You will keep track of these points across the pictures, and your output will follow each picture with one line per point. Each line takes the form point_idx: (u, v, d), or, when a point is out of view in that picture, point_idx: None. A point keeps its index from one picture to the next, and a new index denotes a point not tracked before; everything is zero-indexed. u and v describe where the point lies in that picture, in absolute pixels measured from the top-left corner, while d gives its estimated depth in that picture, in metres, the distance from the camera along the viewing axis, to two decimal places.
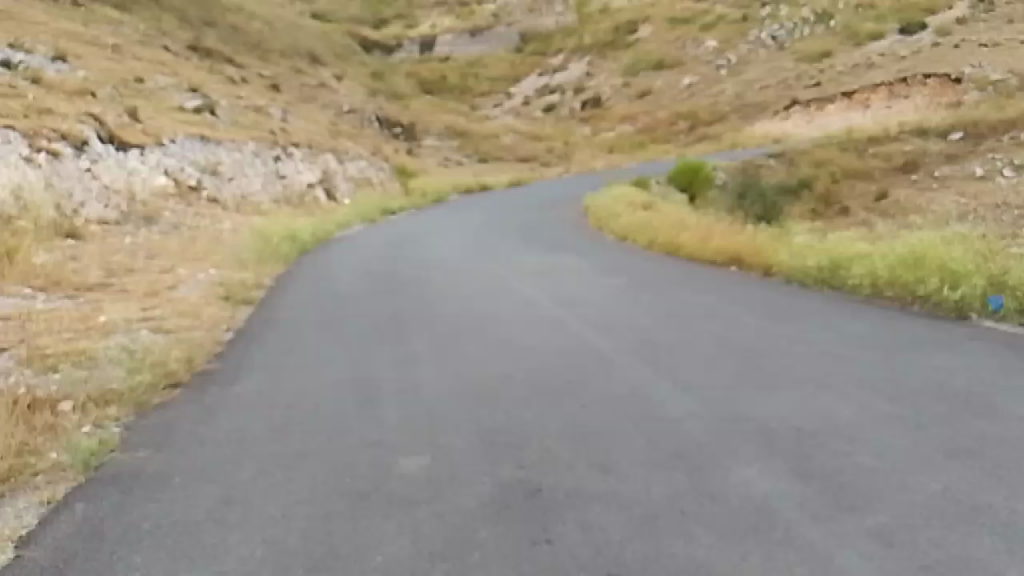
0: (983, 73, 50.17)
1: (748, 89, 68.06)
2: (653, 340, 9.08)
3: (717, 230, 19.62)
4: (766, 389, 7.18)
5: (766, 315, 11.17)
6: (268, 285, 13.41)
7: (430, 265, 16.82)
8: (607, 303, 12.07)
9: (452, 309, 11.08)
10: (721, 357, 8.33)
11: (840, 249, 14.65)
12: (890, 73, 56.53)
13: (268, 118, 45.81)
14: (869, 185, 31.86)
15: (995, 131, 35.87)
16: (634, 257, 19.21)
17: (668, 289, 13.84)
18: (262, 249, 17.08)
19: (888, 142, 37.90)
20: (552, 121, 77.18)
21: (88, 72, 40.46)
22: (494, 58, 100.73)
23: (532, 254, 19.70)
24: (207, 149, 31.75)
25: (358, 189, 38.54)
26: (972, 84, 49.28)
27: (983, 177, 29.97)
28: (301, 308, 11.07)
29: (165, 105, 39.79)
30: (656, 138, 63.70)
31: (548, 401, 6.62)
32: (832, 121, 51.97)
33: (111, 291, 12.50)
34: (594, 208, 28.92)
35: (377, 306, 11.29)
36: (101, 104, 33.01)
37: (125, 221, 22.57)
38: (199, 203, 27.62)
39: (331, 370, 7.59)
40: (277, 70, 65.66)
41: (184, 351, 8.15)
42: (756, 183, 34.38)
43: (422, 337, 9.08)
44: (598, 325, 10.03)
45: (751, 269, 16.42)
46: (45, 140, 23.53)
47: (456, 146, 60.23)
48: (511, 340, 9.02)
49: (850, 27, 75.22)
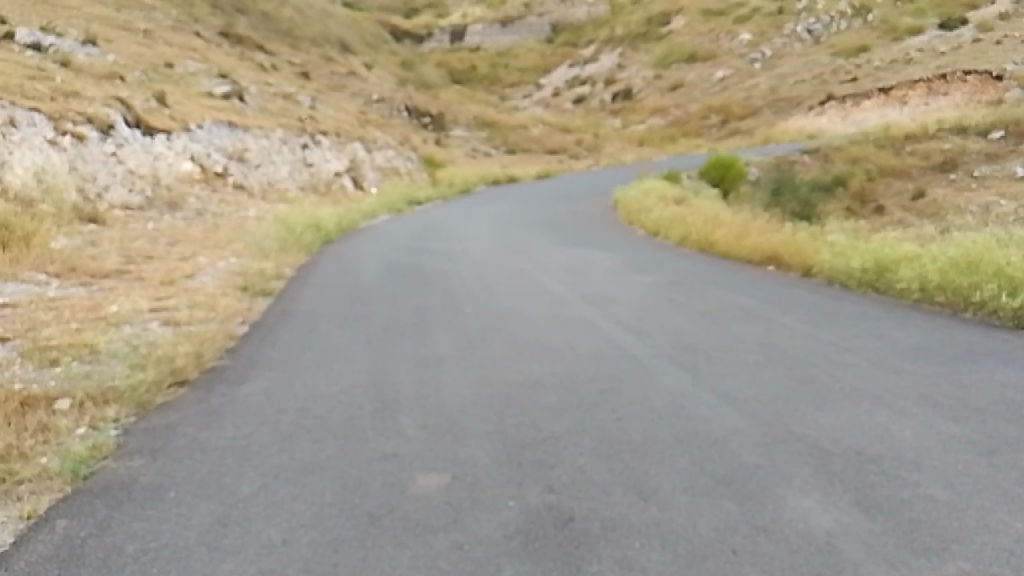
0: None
1: (783, 83, 66.82)
2: (691, 346, 8.55)
3: (754, 227, 18.96)
4: (817, 404, 6.61)
5: (809, 319, 10.58)
6: (288, 276, 12.97)
7: (456, 259, 16.35)
8: (640, 303, 11.53)
9: (478, 306, 10.61)
10: (765, 367, 7.77)
11: (886, 250, 14.00)
12: (929, 69, 55.13)
13: (296, 106, 45.61)
14: (906, 184, 30.96)
15: None
16: (667, 254, 18.61)
17: (704, 289, 13.25)
18: (284, 238, 16.69)
19: (925, 140, 36.83)
20: (582, 112, 76.36)
21: (118, 56, 40.40)
22: (524, 49, 99.96)
23: (561, 249, 19.17)
24: (234, 135, 31.52)
25: (386, 179, 38.17)
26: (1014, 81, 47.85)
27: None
28: (320, 302, 10.63)
29: (194, 91, 39.64)
30: (688, 131, 62.76)
31: (579, 413, 6.11)
32: (868, 118, 50.81)
33: (126, 279, 12.16)
34: (624, 202, 28.31)
35: (401, 300, 10.84)
36: (130, 88, 32.87)
37: (149, 207, 22.34)
38: (224, 188, 27.38)
39: (348, 371, 7.13)
40: (307, 58, 65.52)
41: (193, 347, 7.71)
42: (790, 179, 33.54)
43: (445, 337, 8.59)
44: (631, 328, 9.50)
45: (791, 268, 15.78)
46: (70, 123, 23.32)
47: (485, 137, 59.73)
48: (540, 342, 8.52)
49: (888, 21, 73.59)
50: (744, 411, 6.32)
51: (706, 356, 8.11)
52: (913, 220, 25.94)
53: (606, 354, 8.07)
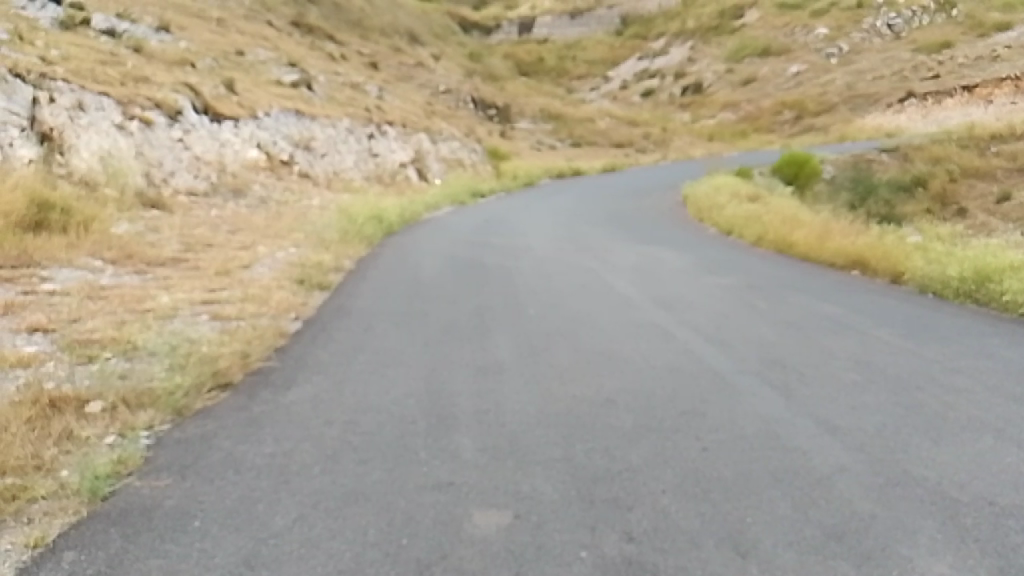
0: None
1: (860, 80, 64.49)
2: (779, 362, 7.75)
3: (837, 229, 17.87)
4: (930, 437, 5.76)
5: (905, 333, 9.65)
6: (346, 268, 12.51)
7: (520, 255, 15.72)
8: (717, 308, 10.73)
9: (543, 307, 9.96)
10: (866, 389, 6.94)
11: (988, 257, 12.90)
12: (1017, 68, 52.51)
13: (363, 96, 45.50)
14: (991, 187, 29.33)
15: None
16: (742, 254, 17.67)
17: (786, 295, 12.37)
18: (345, 228, 16.28)
19: (1013, 140, 34.89)
20: (650, 106, 74.96)
21: (190, 43, 40.83)
22: (593, 41, 98.66)
23: (630, 246, 18.38)
24: (301, 124, 31.42)
25: (450, 171, 37.76)
26: None
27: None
28: (377, 298, 10.12)
29: (263, 79, 39.81)
30: (759, 127, 60.98)
31: (658, 439, 5.41)
32: (951, 116, 48.50)
33: (182, 268, 11.83)
34: (694, 197, 27.35)
35: (461, 299, 10.23)
36: (201, 75, 33.02)
37: (213, 193, 22.25)
38: (289, 177, 27.26)
39: (402, 377, 6.56)
40: (376, 48, 65.59)
41: (240, 345, 7.23)
42: (867, 178, 32.10)
43: (508, 341, 7.96)
44: (711, 337, 8.71)
45: (877, 274, 14.74)
46: (139, 108, 23.36)
47: (550, 130, 58.95)
48: (611, 351, 7.83)
49: (974, 17, 70.51)
50: (848, 444, 5.52)
51: (797, 374, 7.31)
52: (998, 225, 24.49)
53: (685, 367, 7.34)
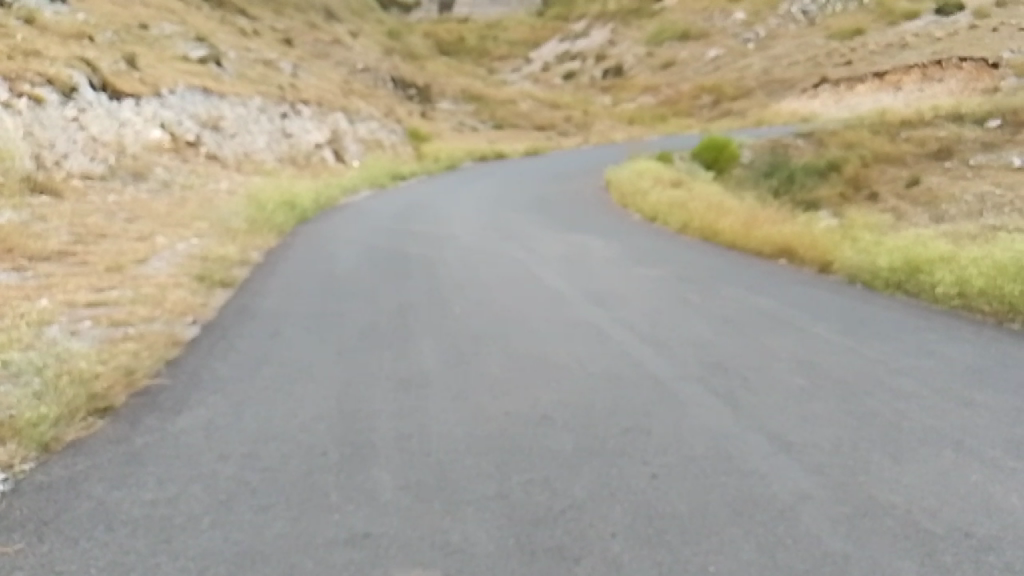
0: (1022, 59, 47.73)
1: (776, 65, 65.53)
2: (720, 366, 7.28)
3: (762, 217, 17.73)
4: (890, 453, 5.35)
5: (841, 329, 9.36)
6: (254, 262, 11.60)
7: (443, 244, 15.00)
8: (651, 303, 10.24)
9: (468, 305, 9.29)
10: (814, 397, 6.53)
11: (917, 248, 12.83)
12: (923, 55, 54.01)
13: (277, 73, 43.74)
14: (900, 171, 29.92)
15: None
16: (669, 242, 17.32)
17: (718, 287, 12.00)
18: (254, 215, 15.26)
19: (921, 126, 35.74)
20: (571, 88, 74.68)
21: (89, 14, 38.40)
22: (514, 22, 97.66)
23: (557, 234, 17.86)
24: (210, 103, 29.83)
25: (369, 152, 36.59)
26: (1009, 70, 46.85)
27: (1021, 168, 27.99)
28: (288, 296, 9.31)
29: (169, 54, 37.74)
30: (678, 111, 61.37)
31: (600, 464, 4.83)
32: (861, 102, 49.64)
33: (68, 264, 10.74)
34: (617, 182, 27.06)
35: (380, 297, 9.47)
36: (100, 49, 31.02)
37: (112, 176, 20.79)
38: (196, 159, 25.81)
39: (313, 394, 5.84)
40: (292, 25, 63.34)
41: (124, 360, 6.38)
42: (784, 163, 32.40)
43: (431, 347, 7.30)
44: (648, 337, 8.20)
45: (805, 263, 14.59)
46: (27, 85, 21.63)
47: (472, 111, 58.04)
48: (544, 356, 7.22)
49: (883, 5, 72.36)
50: (805, 464, 5.05)
51: (740, 380, 6.85)
52: (908, 210, 24.97)
53: (623, 373, 6.80)
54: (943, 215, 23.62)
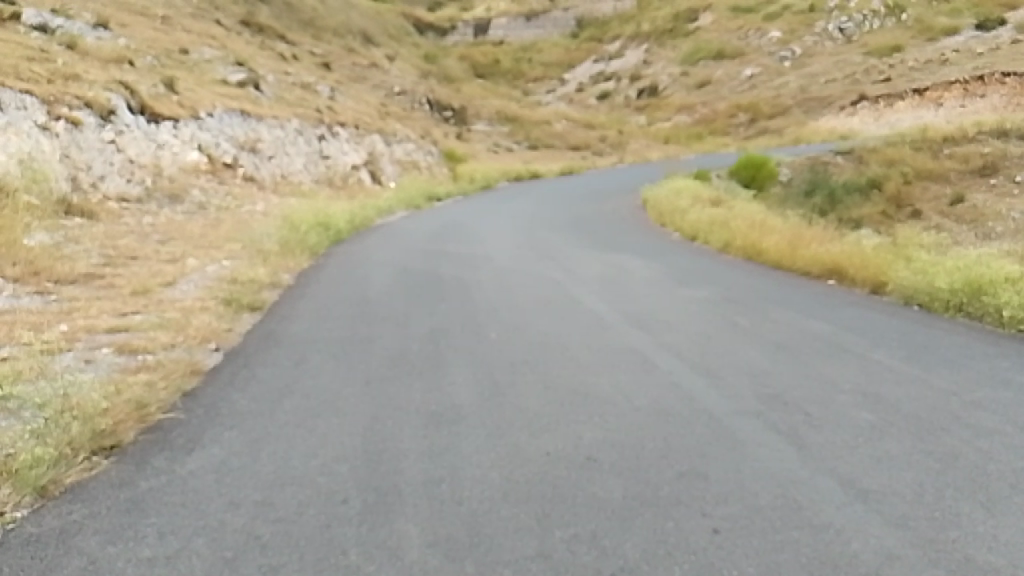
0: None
1: (814, 82, 64.61)
2: (778, 399, 6.70)
3: (808, 235, 17.07)
4: (982, 503, 4.74)
5: (904, 355, 8.73)
6: (284, 285, 11.23)
7: (478, 265, 14.57)
8: (697, 327, 9.67)
9: (505, 330, 8.81)
10: (885, 434, 5.93)
11: (979, 267, 12.10)
12: (965, 70, 52.85)
13: (314, 96, 43.91)
14: (944, 189, 29.04)
15: None
16: (712, 262, 16.71)
17: (767, 310, 11.37)
18: (286, 236, 14.95)
19: (965, 142, 34.75)
20: (606, 108, 74.30)
21: (130, 40, 38.84)
22: (549, 43, 97.74)
23: (595, 254, 17.32)
24: (247, 125, 29.85)
25: (405, 173, 36.46)
26: None
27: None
28: (316, 320, 8.88)
29: (207, 78, 38.02)
30: (714, 130, 60.66)
31: (653, 515, 4.29)
32: (902, 119, 48.66)
33: (94, 287, 10.46)
34: (654, 201, 26.51)
35: (412, 321, 9.02)
36: (139, 73, 31.23)
37: (147, 199, 20.74)
38: (232, 181, 25.76)
39: (338, 430, 5.36)
40: (329, 48, 63.83)
41: (136, 392, 5.96)
42: (825, 180, 31.62)
43: (466, 376, 6.81)
44: (698, 366, 7.63)
45: (856, 284, 13.91)
46: (66, 108, 21.62)
47: (507, 132, 57.89)
48: (586, 386, 6.71)
49: (923, 21, 71.17)
50: (886, 517, 4.46)
51: (801, 416, 6.27)
52: (951, 227, 24.38)
53: (673, 407, 6.26)
54: (990, 233, 22.80)
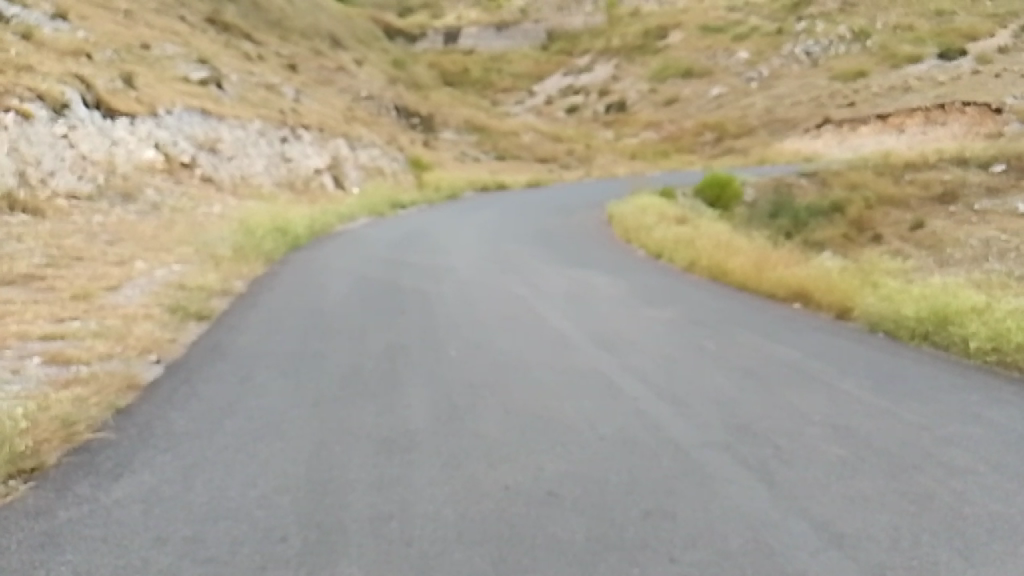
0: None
1: (779, 104, 65.34)
2: (748, 431, 6.45)
3: (773, 258, 17.01)
4: (961, 550, 4.51)
5: (872, 385, 8.55)
6: (238, 293, 10.77)
7: (440, 277, 14.22)
8: (663, 350, 9.41)
9: (465, 348, 8.46)
10: (857, 472, 5.70)
11: (945, 296, 12.07)
12: (925, 98, 53.77)
13: (279, 98, 43.23)
14: (904, 214, 29.35)
15: None
16: (677, 281, 16.54)
17: (733, 333, 11.18)
18: (241, 240, 14.46)
19: (925, 169, 35.22)
20: (574, 121, 74.43)
21: (90, 33, 37.90)
22: (518, 55, 97.79)
23: (559, 270, 17.07)
24: (208, 124, 29.20)
25: (369, 179, 35.99)
26: (1013, 116, 46.54)
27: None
28: (267, 332, 8.46)
29: (169, 75, 37.22)
30: (680, 147, 61.04)
31: (618, 561, 3.98)
32: (864, 144, 49.37)
33: (32, 289, 9.94)
34: (620, 216, 26.38)
35: (369, 335, 8.63)
36: (97, 67, 30.42)
37: (99, 197, 20.12)
38: (190, 181, 25.14)
39: (282, 457, 4.99)
40: (297, 50, 63.09)
41: (63, 408, 5.52)
42: (788, 202, 31.81)
43: (422, 398, 6.47)
44: (664, 393, 7.36)
45: (821, 308, 13.84)
46: (16, 100, 20.90)
47: (474, 141, 57.65)
48: (548, 412, 6.39)
49: (886, 48, 72.44)
50: (863, 565, 4.21)
51: (771, 451, 6.01)
52: (910, 253, 24.61)
53: (639, 438, 5.97)
54: (948, 259, 23.06)
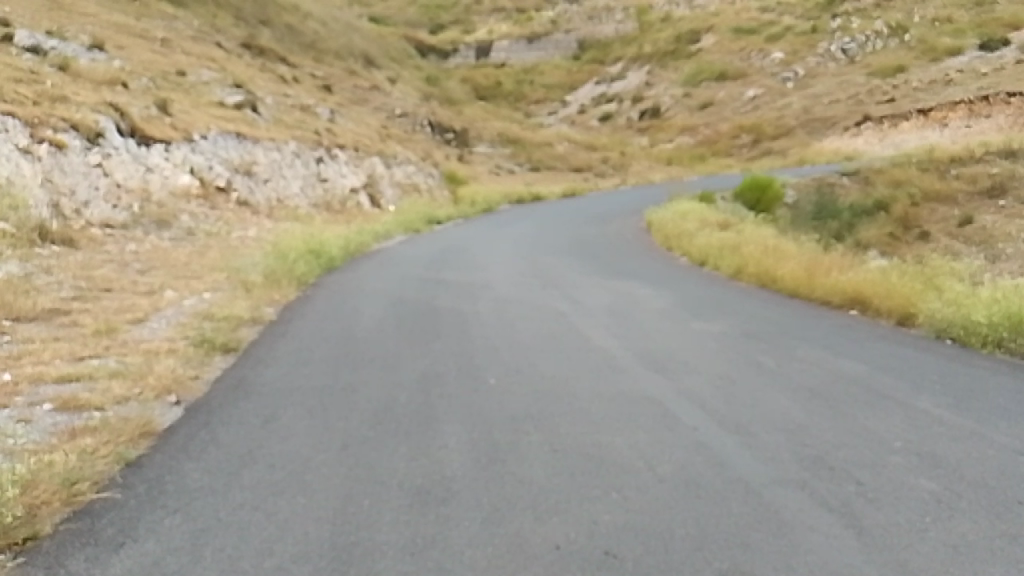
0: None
1: (816, 103, 63.96)
2: (823, 463, 5.78)
3: (825, 262, 16.19)
4: None
5: (951, 402, 7.80)
6: (267, 321, 10.33)
7: (478, 294, 13.68)
8: (718, 369, 8.74)
9: (504, 374, 7.89)
10: (953, 511, 5.01)
11: (1016, 299, 11.24)
12: (968, 91, 52.16)
13: (313, 119, 43.23)
14: (952, 210, 28.30)
15: None
16: (724, 290, 15.81)
17: (792, 347, 10.45)
18: (273, 264, 14.05)
19: (972, 162, 33.93)
20: (608, 129, 73.72)
21: (126, 62, 38.18)
22: (550, 65, 97.35)
23: (601, 282, 16.42)
24: (242, 147, 29.09)
25: (405, 196, 35.71)
26: None
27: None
28: (297, 364, 8.00)
29: (204, 100, 37.34)
30: (717, 151, 60.00)
31: None
32: (907, 140, 48.00)
33: (55, 325, 9.61)
34: (659, 224, 25.65)
35: (403, 364, 8.10)
36: (133, 95, 30.54)
37: (134, 225, 19.99)
38: (225, 205, 25.03)
39: (305, 518, 4.47)
40: (330, 71, 63.32)
41: (66, 461, 5.10)
42: (831, 203, 30.83)
43: (460, 437, 5.91)
44: (726, 421, 6.70)
45: (881, 314, 13.07)
46: (50, 130, 20.85)
47: (508, 153, 57.25)
48: (599, 451, 5.78)
49: (925, 42, 70.64)
50: None
51: (855, 488, 5.34)
52: (960, 250, 23.74)
53: (703, 478, 5.34)
54: (1000, 255, 22.63)
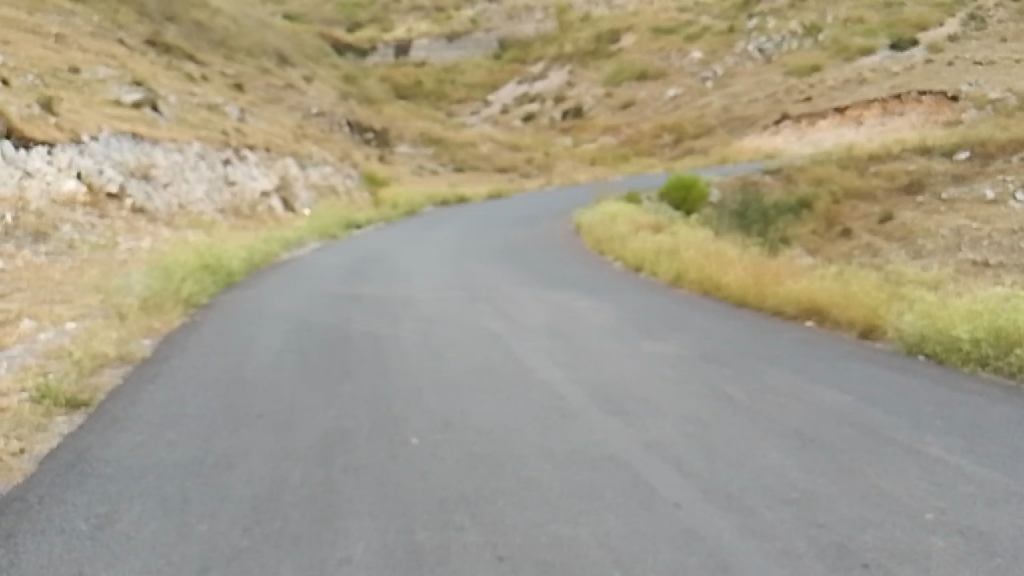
0: (982, 91, 46.75)
1: (736, 102, 63.98)
2: (853, 559, 4.40)
3: (773, 267, 15.08)
4: None
5: (963, 445, 6.53)
6: (139, 358, 8.50)
7: (398, 314, 12.04)
8: (687, 407, 7.34)
9: (429, 430, 6.29)
10: None
11: (993, 312, 10.23)
12: (882, 89, 52.65)
13: (221, 119, 40.63)
14: (872, 207, 27.87)
15: (1004, 151, 31.42)
16: (667, 300, 14.55)
17: (758, 372, 9.14)
18: (156, 285, 12.12)
19: (889, 160, 33.70)
20: (531, 129, 72.51)
21: (10, 58, 34.86)
22: (471, 64, 95.63)
23: (533, 293, 14.96)
24: (139, 150, 26.64)
25: (321, 199, 33.64)
26: (970, 102, 45.72)
27: (996, 202, 26.07)
28: (162, 425, 6.25)
29: (98, 99, 34.48)
30: (640, 150, 59.38)
31: None
32: (824, 139, 48.15)
33: None
34: (588, 226, 24.38)
35: (301, 421, 6.44)
36: (14, 93, 27.67)
37: (4, 238, 17.61)
38: (118, 213, 22.76)
39: None
40: (242, 69, 60.31)
41: None
42: (756, 201, 30.14)
43: (368, 543, 4.31)
44: (715, 490, 5.28)
45: (841, 326, 11.97)
46: None
47: (431, 154, 55.50)
48: (561, 554, 4.27)
49: (837, 41, 71.55)
50: None
51: None
52: (881, 248, 23.22)
53: None
54: (921, 251, 22.25)
